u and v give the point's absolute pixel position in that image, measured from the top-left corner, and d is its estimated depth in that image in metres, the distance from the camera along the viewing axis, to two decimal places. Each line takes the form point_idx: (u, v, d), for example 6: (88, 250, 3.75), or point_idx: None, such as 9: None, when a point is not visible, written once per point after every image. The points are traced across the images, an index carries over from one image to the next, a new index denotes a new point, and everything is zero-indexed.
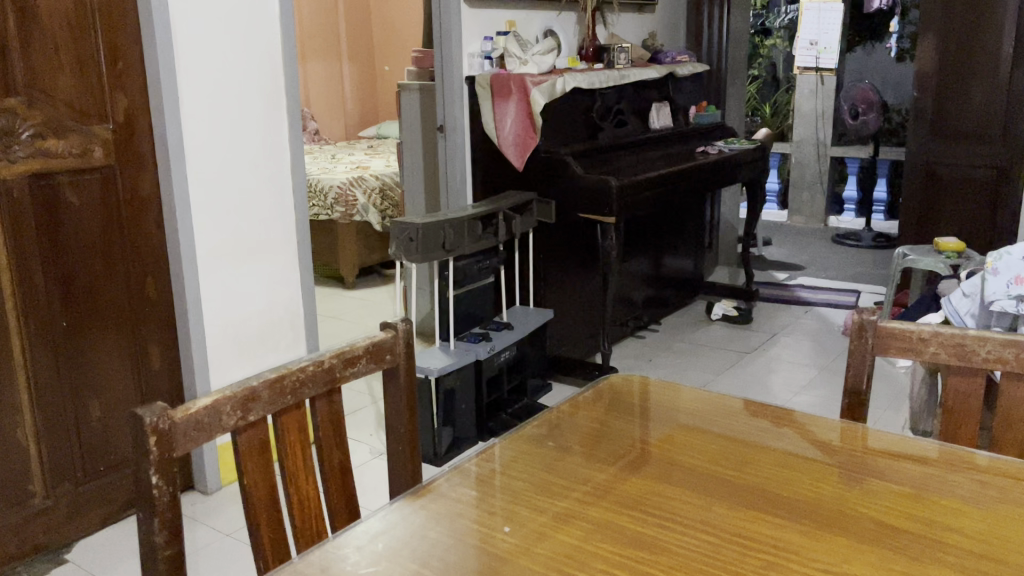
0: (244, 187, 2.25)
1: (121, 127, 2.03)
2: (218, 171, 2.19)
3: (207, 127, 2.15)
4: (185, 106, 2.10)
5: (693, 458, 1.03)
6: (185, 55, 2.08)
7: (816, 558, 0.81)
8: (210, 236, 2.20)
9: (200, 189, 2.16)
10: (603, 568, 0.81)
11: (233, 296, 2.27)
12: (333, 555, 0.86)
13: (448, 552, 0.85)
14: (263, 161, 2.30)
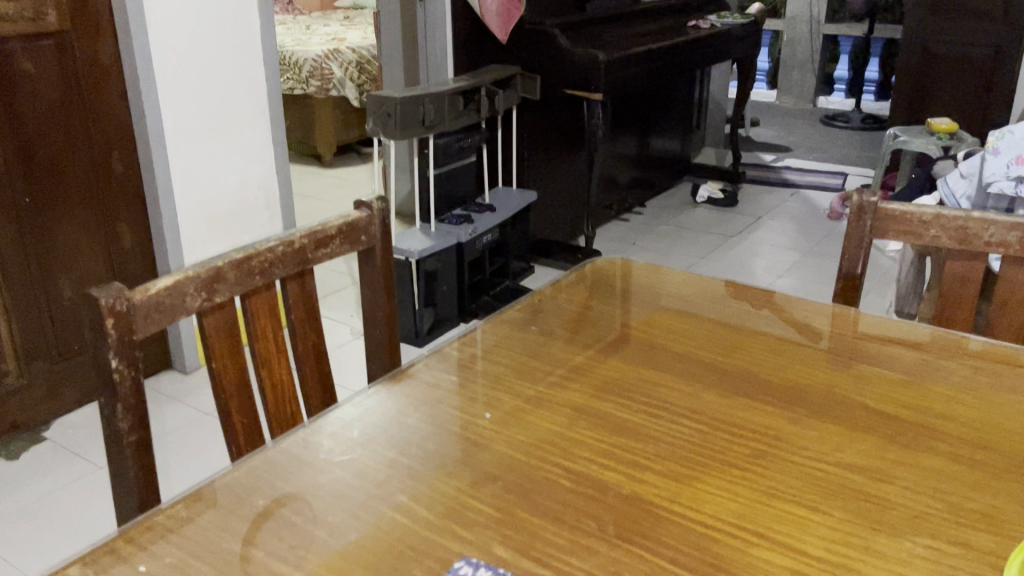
0: (212, 56, 2.12)
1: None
2: (182, 39, 2.05)
3: None
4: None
5: (681, 344, 1.00)
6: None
7: (807, 446, 0.78)
8: (178, 109, 2.08)
9: (164, 58, 2.03)
10: (586, 456, 0.78)
11: (205, 173, 2.18)
12: (306, 442, 0.82)
13: (426, 439, 0.82)
14: (231, 30, 2.15)
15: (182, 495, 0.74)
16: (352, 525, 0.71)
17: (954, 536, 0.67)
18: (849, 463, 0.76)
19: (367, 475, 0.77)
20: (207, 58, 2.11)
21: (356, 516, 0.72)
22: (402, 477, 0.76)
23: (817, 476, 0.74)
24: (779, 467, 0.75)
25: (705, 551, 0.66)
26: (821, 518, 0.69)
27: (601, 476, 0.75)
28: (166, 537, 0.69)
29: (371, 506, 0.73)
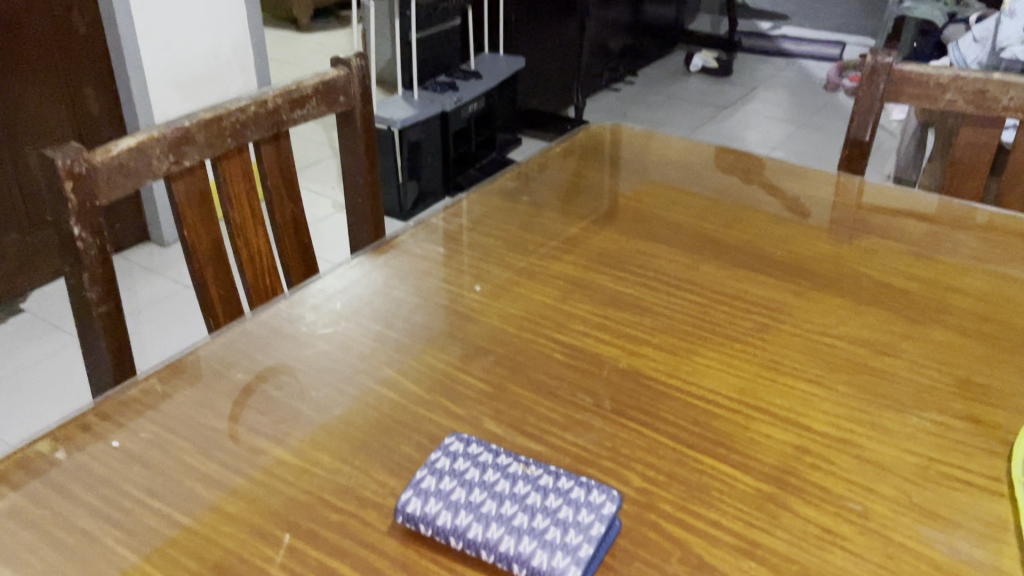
0: None
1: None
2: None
3: None
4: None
5: (680, 214, 0.95)
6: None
7: (810, 319, 0.75)
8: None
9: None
10: (581, 329, 0.74)
11: (173, 33, 2.04)
12: (286, 315, 0.78)
13: (414, 313, 0.78)
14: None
15: (156, 368, 0.70)
16: (337, 400, 0.68)
17: (962, 410, 0.64)
18: (854, 336, 0.73)
19: (351, 349, 0.73)
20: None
21: (340, 391, 0.68)
22: (388, 351, 0.73)
23: (821, 350, 0.71)
24: (782, 341, 0.72)
25: (705, 426, 0.63)
26: (826, 393, 0.66)
27: (597, 350, 0.71)
28: (139, 412, 0.66)
29: (355, 381, 0.69)
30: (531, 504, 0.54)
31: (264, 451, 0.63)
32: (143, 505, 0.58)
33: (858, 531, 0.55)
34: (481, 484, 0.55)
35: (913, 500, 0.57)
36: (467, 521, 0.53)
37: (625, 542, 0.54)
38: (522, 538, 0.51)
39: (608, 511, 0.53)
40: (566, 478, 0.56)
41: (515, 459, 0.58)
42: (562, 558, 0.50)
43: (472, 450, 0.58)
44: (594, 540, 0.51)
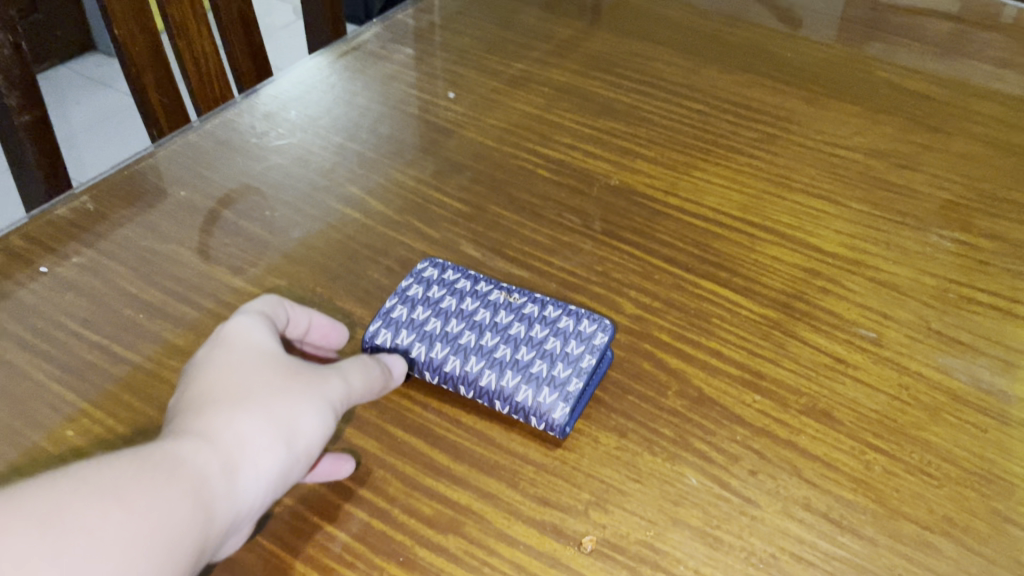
0: None
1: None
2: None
3: None
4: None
5: (677, 11, 0.84)
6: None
7: (821, 129, 0.68)
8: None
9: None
10: (567, 142, 0.66)
11: None
12: (235, 125, 0.69)
13: (379, 123, 0.69)
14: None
15: (88, 183, 0.62)
16: (295, 221, 0.60)
17: (985, 228, 0.59)
18: (870, 148, 0.66)
19: (309, 163, 0.65)
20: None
21: (299, 210, 0.61)
22: (352, 166, 0.65)
23: (835, 163, 0.64)
24: (790, 153, 0.65)
25: (706, 248, 0.57)
26: (839, 210, 0.60)
27: (585, 165, 0.64)
28: (71, 234, 0.58)
29: (315, 200, 0.62)
30: (515, 334, 0.48)
31: (215, 278, 0.56)
32: (81, 339, 0.52)
33: (872, 359, 0.50)
34: (458, 314, 0.50)
35: (928, 325, 0.52)
36: (442, 354, 0.47)
37: (618, 375, 0.49)
38: (503, 371, 0.46)
39: (601, 341, 0.47)
40: (554, 306, 0.50)
41: (497, 286, 0.51)
42: (548, 392, 0.45)
43: (448, 277, 0.52)
44: (583, 372, 0.46)
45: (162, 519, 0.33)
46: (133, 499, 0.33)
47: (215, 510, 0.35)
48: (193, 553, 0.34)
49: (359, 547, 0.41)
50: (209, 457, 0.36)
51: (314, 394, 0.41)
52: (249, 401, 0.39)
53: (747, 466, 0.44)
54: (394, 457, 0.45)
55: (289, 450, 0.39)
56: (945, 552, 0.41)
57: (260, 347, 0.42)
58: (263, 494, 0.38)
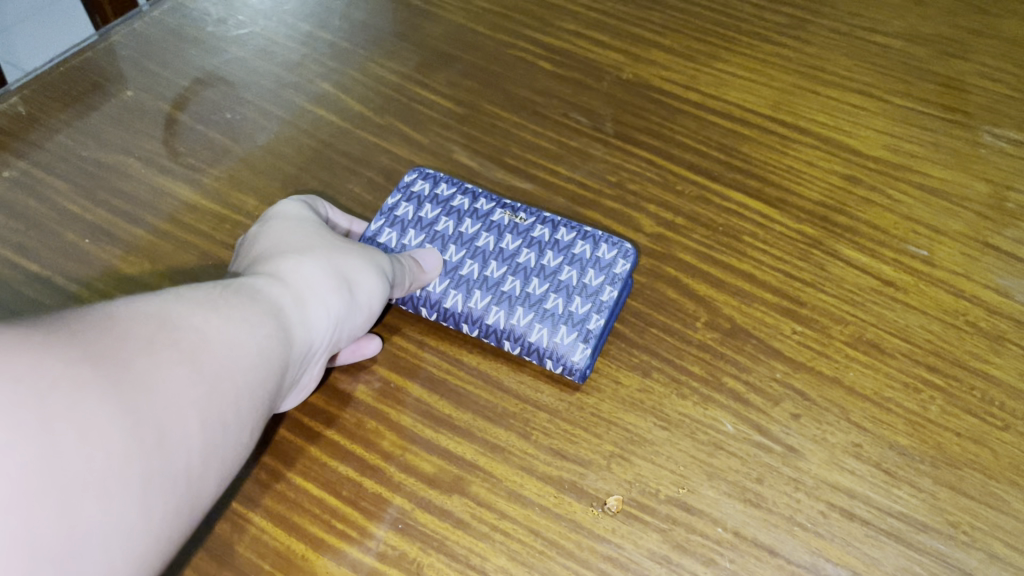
0: None
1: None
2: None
3: None
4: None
5: None
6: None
7: (858, 12, 0.59)
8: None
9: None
10: (569, 29, 0.58)
11: None
12: (186, 10, 0.59)
13: (352, 7, 0.60)
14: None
15: (19, 81, 0.52)
16: (261, 125, 0.52)
17: None
18: (912, 33, 0.58)
19: (274, 55, 0.56)
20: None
21: (265, 112, 0.53)
22: (323, 58, 0.56)
23: (876, 51, 0.57)
24: (824, 39, 0.57)
25: (732, 152, 0.50)
26: (880, 106, 0.53)
27: (591, 56, 0.56)
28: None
29: (282, 98, 0.54)
30: (523, 264, 0.43)
31: (172, 194, 0.49)
32: (20, 270, 0.45)
33: (922, 281, 0.44)
34: (457, 240, 0.44)
35: (981, 240, 0.46)
36: (441, 288, 0.42)
37: (639, 305, 0.43)
38: (511, 311, 0.41)
39: (623, 270, 0.42)
40: (566, 228, 0.44)
41: (497, 203, 0.45)
42: (567, 333, 0.40)
43: (442, 192, 0.46)
44: (604, 307, 0.41)
45: (258, 328, 0.29)
46: (228, 306, 0.29)
47: (293, 337, 0.31)
48: (284, 374, 0.30)
49: (351, 513, 0.36)
50: (284, 286, 0.33)
51: (363, 255, 0.38)
52: (308, 247, 0.36)
53: (788, 408, 0.39)
54: (386, 404, 0.39)
55: (349, 300, 0.35)
56: (1012, 504, 0.36)
57: (303, 218, 0.39)
58: (330, 338, 0.35)
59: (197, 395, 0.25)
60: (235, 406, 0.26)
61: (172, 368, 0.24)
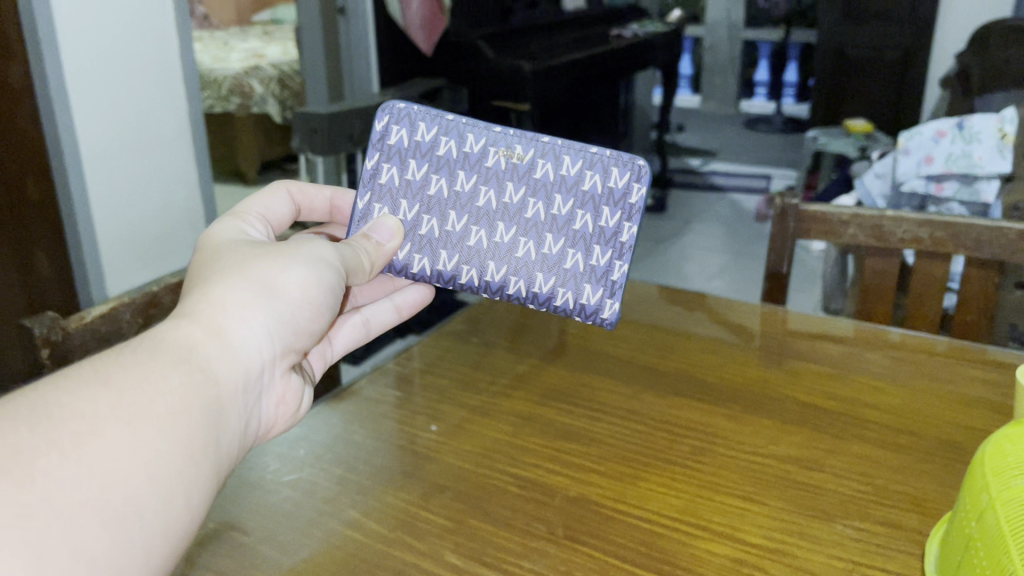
0: (128, 76, 1.91)
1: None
2: (97, 43, 1.82)
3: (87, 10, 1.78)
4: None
5: (618, 348, 1.01)
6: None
7: (741, 439, 0.82)
8: (103, 148, 1.89)
9: (76, 70, 1.79)
10: (531, 462, 0.80)
11: (128, 192, 1.97)
12: (252, 463, 0.81)
13: (374, 455, 0.82)
14: (150, 41, 1.96)
15: None
16: (303, 542, 0.70)
17: (880, 517, 0.70)
18: (786, 454, 0.79)
19: (315, 492, 0.77)
20: (129, 65, 1.91)
21: (306, 532, 0.72)
22: (351, 492, 0.77)
23: (753, 467, 0.77)
24: (718, 461, 0.78)
25: (648, 544, 0.68)
26: (759, 506, 0.72)
27: (548, 481, 0.77)
28: None
29: (320, 522, 0.73)
30: (529, 222, 0.80)
31: None
32: None
33: None
34: (458, 199, 0.81)
35: None
36: (456, 264, 0.82)
37: None
38: (523, 276, 0.81)
39: (638, 201, 0.80)
40: (572, 160, 0.80)
41: (488, 147, 0.81)
42: (598, 294, 0.82)
43: (428, 144, 0.82)
44: (624, 249, 0.81)
45: (173, 377, 0.50)
46: (122, 380, 0.48)
47: (208, 361, 0.54)
48: (206, 395, 0.52)
49: None
50: (201, 327, 0.55)
51: (272, 272, 0.62)
52: (220, 281, 0.59)
53: None
54: None
55: (257, 310, 0.59)
56: None
57: (249, 243, 0.66)
58: (257, 349, 0.59)
59: (116, 452, 0.45)
60: (144, 450, 0.46)
61: (60, 459, 0.42)
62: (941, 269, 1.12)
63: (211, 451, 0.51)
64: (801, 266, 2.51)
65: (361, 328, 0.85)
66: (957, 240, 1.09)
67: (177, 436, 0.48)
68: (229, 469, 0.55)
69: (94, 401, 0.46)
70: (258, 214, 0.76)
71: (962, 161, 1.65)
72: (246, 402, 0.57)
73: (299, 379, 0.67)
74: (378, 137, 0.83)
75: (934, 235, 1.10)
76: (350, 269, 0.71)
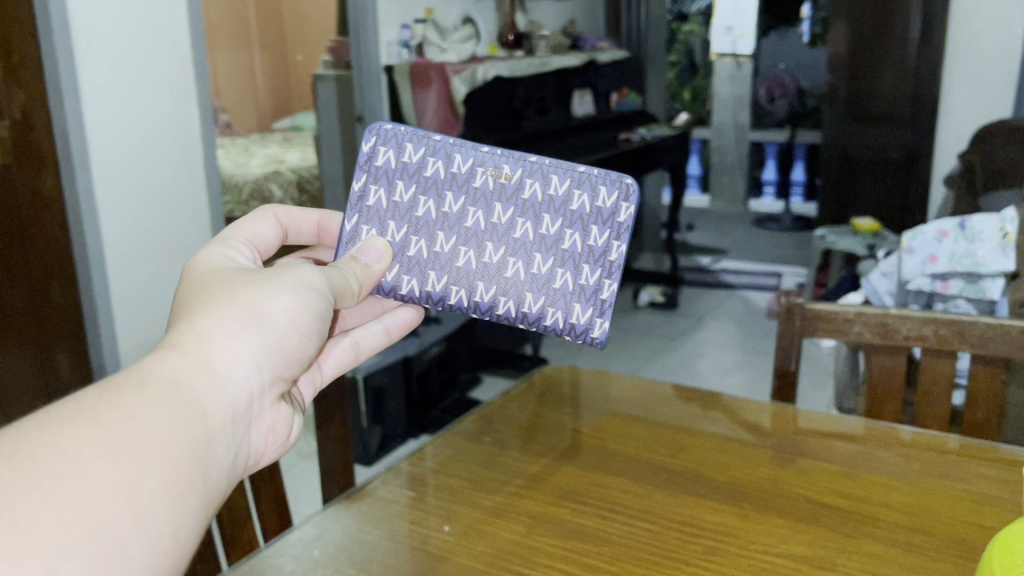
0: (148, 181, 2.11)
1: (21, 106, 1.88)
2: (127, 150, 2.04)
3: (117, 136, 2.02)
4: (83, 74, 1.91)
5: (628, 446, 1.02)
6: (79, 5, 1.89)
7: (753, 539, 0.82)
8: (122, 242, 2.06)
9: (104, 173, 1.99)
10: (544, 562, 0.80)
11: (150, 293, 2.14)
12: (267, 565, 0.82)
13: (387, 556, 0.83)
14: (179, 151, 2.19)
15: None
16: None
17: None
18: (798, 554, 0.79)
19: None
20: (159, 171, 2.13)
21: None
22: None
23: (764, 567, 0.77)
24: (731, 561, 0.78)
25: None
26: None
27: None
28: None
29: None
30: (517, 242, 0.83)
31: None
32: None
33: None
34: (446, 219, 0.83)
35: None
36: (443, 287, 0.84)
37: None
38: (512, 296, 0.84)
39: (626, 219, 0.83)
40: (558, 179, 0.83)
41: (474, 170, 0.83)
42: (588, 313, 0.85)
43: (414, 163, 0.84)
44: (614, 268, 0.84)
45: (156, 413, 0.49)
46: (105, 416, 0.46)
47: (196, 395, 0.52)
48: (194, 430, 0.50)
49: None
50: (188, 359, 0.54)
51: (259, 301, 0.60)
52: (207, 312, 0.57)
53: None
54: None
55: (245, 341, 0.58)
56: None
57: (239, 269, 0.65)
58: (248, 379, 0.57)
59: (95, 495, 0.43)
60: (124, 490, 0.45)
61: (38, 503, 0.41)
62: (947, 367, 1.13)
63: (200, 487, 0.50)
64: (810, 365, 2.53)
65: (350, 352, 0.86)
66: (962, 337, 1.11)
67: (162, 473, 0.47)
68: (221, 504, 0.53)
69: (72, 442, 0.44)
70: (245, 238, 0.75)
71: (966, 260, 1.68)
72: (238, 433, 0.56)
73: (289, 408, 0.66)
74: (365, 158, 0.84)
75: (939, 333, 1.12)
76: (337, 293, 0.71)
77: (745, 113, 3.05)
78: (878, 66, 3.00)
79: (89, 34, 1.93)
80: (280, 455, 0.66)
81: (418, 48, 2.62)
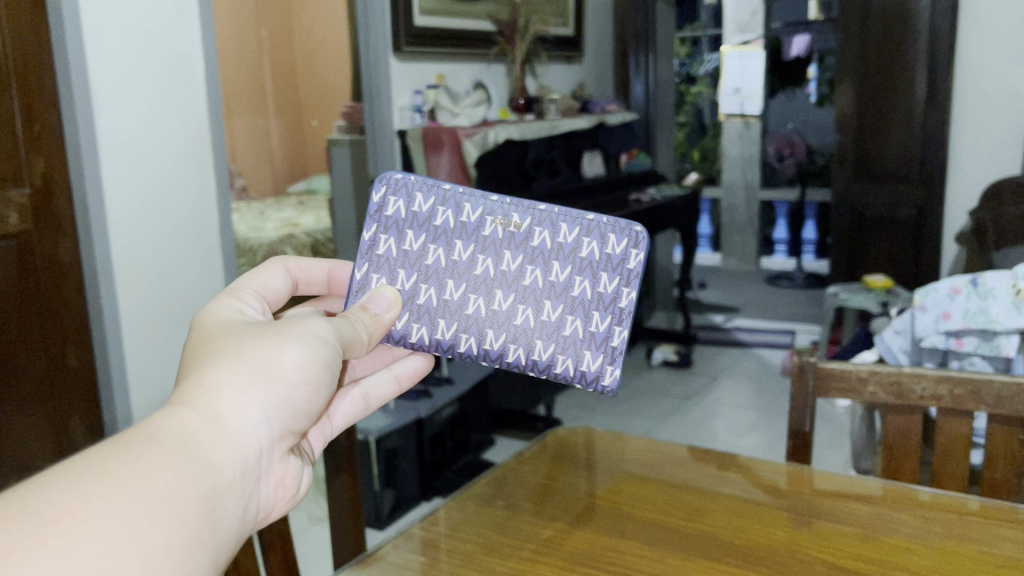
0: (158, 247, 2.20)
1: (42, 173, 1.94)
2: (141, 213, 2.15)
3: (134, 205, 2.13)
4: (102, 134, 2.03)
5: (643, 509, 1.01)
6: (102, 74, 2.02)
7: None
8: (136, 292, 2.15)
9: (121, 228, 2.10)
10: None
11: (153, 355, 2.21)
12: None
13: None
14: (194, 208, 2.30)
15: None
16: None
17: None
18: None
19: None
20: (173, 227, 2.24)
21: None
22: None
23: None
24: None
25: None
26: None
27: None
28: None
29: None
30: (527, 289, 0.84)
31: None
32: None
33: None
34: (455, 267, 0.84)
35: None
36: (452, 336, 0.85)
37: None
38: (522, 343, 0.85)
39: (635, 266, 0.84)
40: (568, 227, 0.84)
41: (483, 220, 0.84)
42: (598, 360, 0.86)
43: (423, 212, 0.85)
44: (623, 315, 0.84)
45: (167, 468, 0.49)
46: (116, 471, 0.47)
47: (205, 449, 0.52)
48: (203, 485, 0.51)
49: None
50: (199, 413, 0.54)
51: (267, 354, 0.61)
52: (217, 365, 0.58)
53: None
54: None
55: (255, 394, 0.58)
56: None
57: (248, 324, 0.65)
58: (257, 432, 0.57)
59: (106, 552, 0.44)
60: (134, 549, 0.45)
61: (49, 561, 0.42)
62: (963, 427, 1.12)
63: (210, 542, 0.50)
64: (823, 425, 2.50)
65: (360, 402, 0.85)
66: (977, 396, 1.10)
67: (172, 530, 0.47)
68: (231, 559, 0.53)
69: (83, 498, 0.44)
70: (253, 290, 0.75)
71: (979, 317, 1.67)
72: (249, 488, 0.56)
73: (298, 460, 0.65)
74: (375, 208, 0.85)
75: (954, 392, 1.11)
76: (347, 343, 0.71)
77: (755, 172, 3.12)
78: (887, 123, 3.07)
79: (110, 106, 2.04)
80: (289, 508, 0.66)
81: (430, 112, 2.65)
